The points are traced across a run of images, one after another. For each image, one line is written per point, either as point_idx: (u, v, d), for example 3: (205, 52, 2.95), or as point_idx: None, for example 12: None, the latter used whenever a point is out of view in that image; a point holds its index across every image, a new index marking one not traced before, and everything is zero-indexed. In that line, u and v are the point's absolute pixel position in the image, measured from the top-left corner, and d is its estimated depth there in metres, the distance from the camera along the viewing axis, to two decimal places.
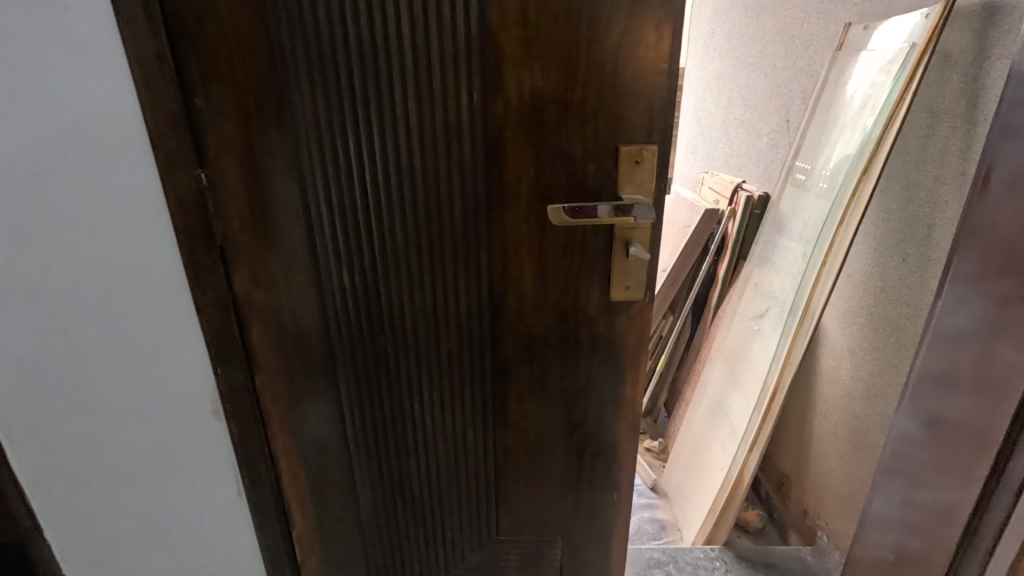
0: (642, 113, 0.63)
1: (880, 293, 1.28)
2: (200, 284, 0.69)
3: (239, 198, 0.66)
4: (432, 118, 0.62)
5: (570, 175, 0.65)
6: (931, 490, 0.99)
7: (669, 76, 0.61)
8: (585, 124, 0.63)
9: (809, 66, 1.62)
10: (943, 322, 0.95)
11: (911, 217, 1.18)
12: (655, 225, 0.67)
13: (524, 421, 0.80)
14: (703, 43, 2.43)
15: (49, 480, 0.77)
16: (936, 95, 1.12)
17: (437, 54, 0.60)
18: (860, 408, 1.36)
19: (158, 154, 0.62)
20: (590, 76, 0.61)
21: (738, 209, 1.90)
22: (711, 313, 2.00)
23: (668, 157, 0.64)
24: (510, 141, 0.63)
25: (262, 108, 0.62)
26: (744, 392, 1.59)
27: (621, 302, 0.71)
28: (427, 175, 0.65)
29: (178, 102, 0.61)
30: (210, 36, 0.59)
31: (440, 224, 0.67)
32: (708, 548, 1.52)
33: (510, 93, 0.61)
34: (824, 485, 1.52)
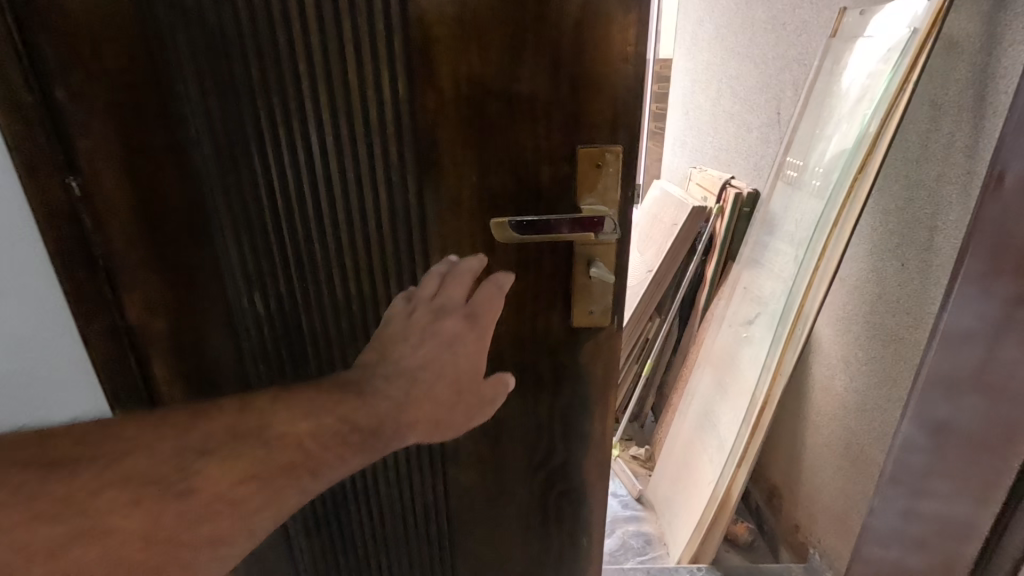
0: (604, 107, 0.52)
1: (876, 300, 1.19)
2: (86, 312, 0.59)
3: (123, 210, 0.56)
4: (352, 113, 0.52)
5: (520, 182, 0.55)
6: (924, 499, 0.94)
7: (637, 63, 0.51)
8: (537, 121, 0.52)
9: (801, 55, 1.52)
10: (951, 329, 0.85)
11: (910, 219, 1.09)
12: (623, 240, 0.57)
13: (479, 461, 0.70)
14: (692, 31, 2.33)
15: None
16: (938, 85, 1.03)
17: (353, 34, 0.49)
18: (854, 422, 1.28)
19: (18, 158, 0.52)
20: (540, 62, 0.50)
21: (727, 207, 1.81)
22: (699, 316, 1.91)
23: (636, 160, 0.54)
24: (447, 143, 0.53)
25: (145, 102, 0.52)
26: (732, 402, 1.50)
27: (586, 328, 0.61)
28: (349, 181, 0.55)
29: (36, 97, 0.51)
30: (70, 17, 0.49)
31: (366, 238, 0.57)
32: (694, 567, 1.44)
33: (443, 84, 0.51)
34: (817, 500, 1.44)
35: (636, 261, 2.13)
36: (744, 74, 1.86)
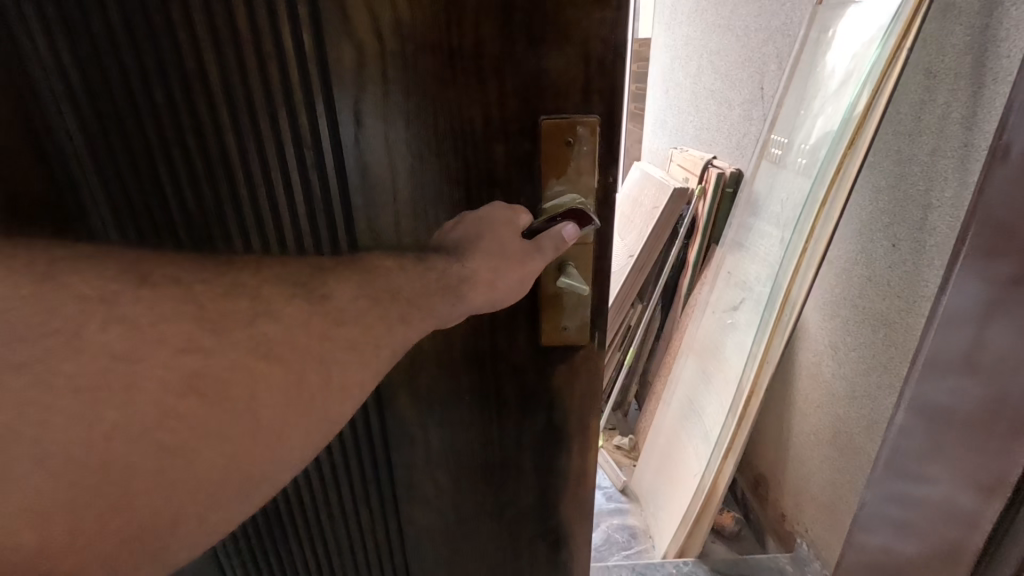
0: (568, 71, 0.46)
1: (866, 283, 1.13)
2: None
3: None
4: (254, 76, 0.47)
5: (470, 162, 0.49)
6: (924, 485, 0.88)
7: (613, 12, 0.45)
8: (487, 89, 0.47)
9: (785, 26, 1.45)
10: (958, 304, 0.78)
11: (902, 196, 1.03)
12: (602, 236, 0.51)
13: (435, 493, 0.67)
14: (670, 7, 2.24)
15: None
16: (934, 52, 0.96)
17: (253, 67, 0.47)
18: (843, 410, 1.23)
19: None
20: (486, 13, 0.44)
21: (708, 188, 1.74)
22: (681, 302, 1.85)
23: (615, 128, 0.48)
24: (370, 111, 0.48)
25: (0, 92, 0.48)
26: (716, 391, 1.45)
27: (560, 346, 0.56)
28: (256, 147, 0.50)
29: None
30: None
31: (264, 216, 0.53)
32: (681, 563, 1.43)
33: (368, 43, 0.46)
34: (803, 489, 1.41)
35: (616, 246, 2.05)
36: (724, 50, 1.78)
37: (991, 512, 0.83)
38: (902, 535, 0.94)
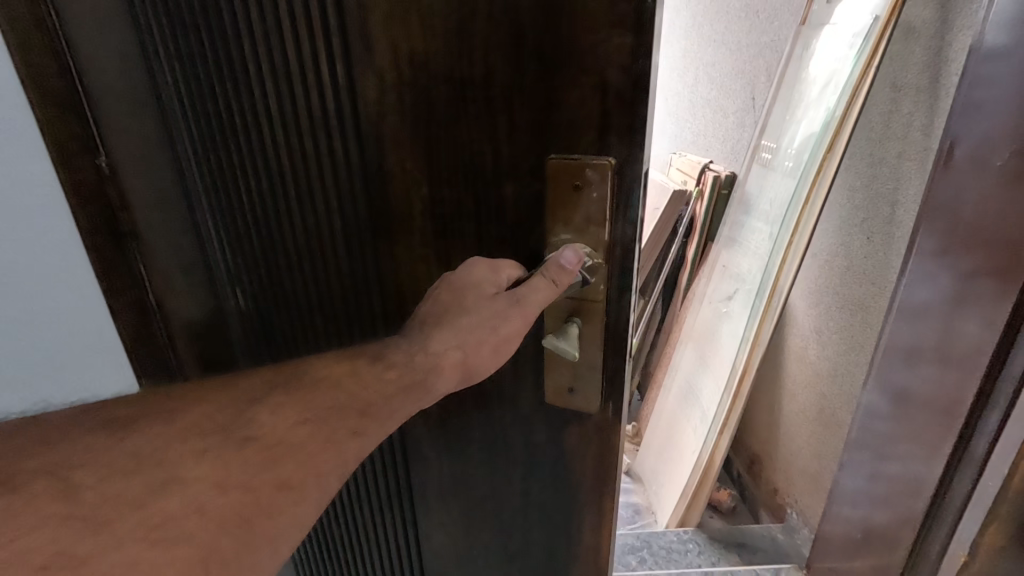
0: (581, 107, 0.50)
1: (845, 272, 1.27)
2: (115, 288, 0.76)
3: (139, 198, 0.70)
4: (307, 106, 0.58)
5: (478, 196, 0.57)
6: (894, 463, 1.02)
7: (632, 37, 0.46)
8: (496, 120, 0.53)
9: (773, 42, 1.60)
10: (906, 301, 0.95)
11: (875, 195, 1.17)
12: (613, 281, 0.56)
13: (448, 514, 0.80)
14: (669, 22, 2.40)
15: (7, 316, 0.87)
16: (899, 68, 1.11)
17: (303, 140, 0.60)
18: (827, 388, 1.36)
19: (55, 149, 0.68)
20: (491, 53, 0.50)
21: (705, 190, 1.88)
22: (681, 295, 2.00)
23: (622, 178, 0.52)
24: (391, 140, 0.57)
25: (147, 123, 0.65)
26: (712, 373, 1.59)
27: (573, 406, 0.63)
28: (309, 165, 0.61)
29: (78, 113, 0.66)
30: (94, 44, 0.62)
31: (322, 226, 0.64)
32: (680, 530, 1.55)
33: (386, 75, 0.54)
34: (792, 463, 1.54)
35: None
36: (718, 62, 1.93)
37: (932, 480, 0.93)
38: (870, 504, 1.08)
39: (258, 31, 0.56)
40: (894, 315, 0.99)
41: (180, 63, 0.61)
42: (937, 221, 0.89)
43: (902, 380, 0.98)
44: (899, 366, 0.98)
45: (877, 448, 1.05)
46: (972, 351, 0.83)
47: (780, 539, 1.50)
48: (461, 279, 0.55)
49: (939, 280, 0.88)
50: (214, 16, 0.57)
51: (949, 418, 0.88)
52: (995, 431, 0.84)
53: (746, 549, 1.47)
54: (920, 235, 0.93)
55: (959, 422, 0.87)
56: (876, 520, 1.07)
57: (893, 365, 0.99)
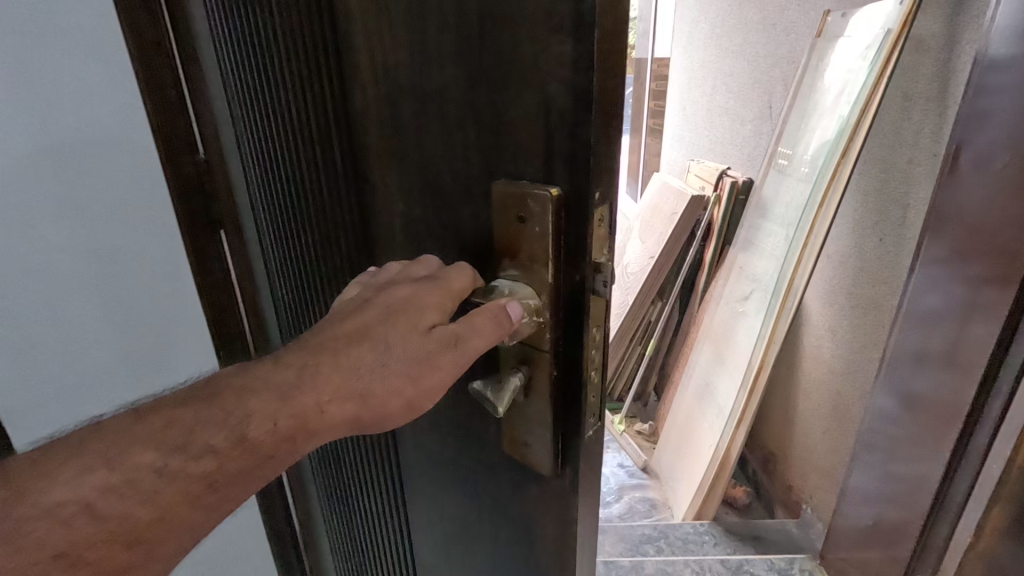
0: (528, 128, 0.41)
1: (858, 273, 1.33)
2: (201, 269, 0.82)
3: (221, 192, 0.78)
4: (316, 119, 0.58)
5: (444, 222, 0.50)
6: (904, 464, 1.06)
7: (573, 44, 0.36)
8: (454, 137, 0.45)
9: (790, 53, 1.66)
10: (913, 307, 1.01)
11: (887, 199, 1.23)
12: (563, 331, 0.44)
13: (431, 538, 0.70)
14: (689, 34, 2.49)
15: (66, 308, 0.81)
16: (910, 79, 1.17)
17: (316, 152, 0.60)
18: (840, 385, 1.42)
19: (160, 142, 0.74)
20: (444, 62, 0.43)
21: (723, 195, 1.94)
22: (698, 296, 2.06)
23: (574, 207, 0.40)
24: (376, 159, 0.53)
25: (215, 130, 0.74)
26: (729, 372, 1.64)
27: (526, 462, 0.51)
28: (321, 176, 0.61)
29: (180, 114, 0.74)
30: (194, 56, 0.71)
31: (338, 238, 0.62)
32: (698, 523, 1.60)
33: (365, 78, 0.49)
34: (808, 460, 1.58)
35: (638, 248, 2.34)
36: (736, 72, 2.00)
37: (934, 475, 0.99)
38: (881, 500, 1.13)
39: (281, 45, 0.58)
40: (901, 320, 1.05)
41: (232, 77, 0.67)
42: (944, 228, 0.95)
43: (910, 381, 1.03)
44: (908, 367, 1.03)
45: (886, 449, 1.10)
46: (973, 351, 0.89)
47: (795, 533, 1.53)
48: (396, 296, 0.45)
49: (944, 285, 0.95)
50: (246, 24, 0.61)
51: (953, 416, 0.94)
52: (999, 422, 0.89)
53: (761, 542, 1.51)
54: (925, 244, 0.99)
55: (957, 426, 0.93)
56: (886, 516, 1.12)
57: (902, 367, 1.04)
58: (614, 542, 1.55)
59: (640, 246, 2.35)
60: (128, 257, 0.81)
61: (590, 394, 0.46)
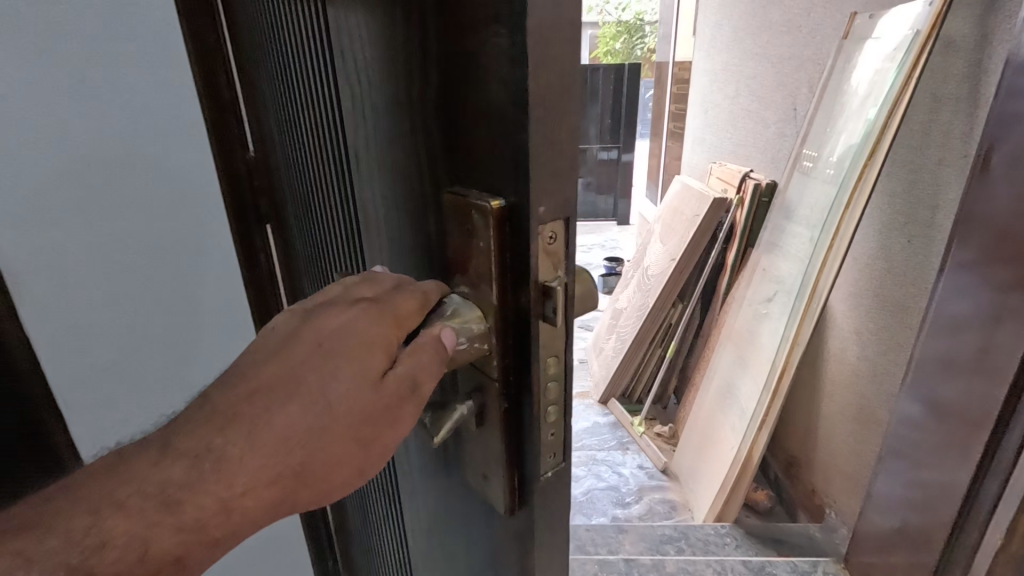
0: (477, 131, 0.37)
1: (884, 275, 1.32)
2: (249, 262, 0.84)
3: (264, 187, 0.79)
4: (321, 121, 0.57)
5: (416, 229, 0.46)
6: (930, 471, 1.05)
7: (508, 37, 0.32)
8: (418, 141, 0.42)
9: (815, 55, 1.66)
10: (940, 315, 1.01)
11: (915, 200, 1.22)
12: (513, 358, 0.40)
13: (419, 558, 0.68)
14: (711, 37, 2.50)
15: (108, 304, 0.82)
16: (939, 80, 1.16)
17: (325, 153, 0.59)
18: (866, 389, 1.40)
19: (213, 139, 0.77)
20: (402, 63, 0.40)
21: (746, 197, 1.94)
22: (720, 299, 2.06)
23: (517, 222, 0.36)
24: (362, 162, 0.51)
25: (259, 126, 0.74)
26: (752, 374, 1.64)
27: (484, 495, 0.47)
28: (331, 177, 0.59)
29: (233, 112, 0.76)
30: (241, 54, 0.72)
31: (348, 240, 0.61)
32: (719, 525, 1.59)
33: (348, 78, 0.47)
34: (832, 464, 1.57)
35: (660, 251, 2.34)
36: (759, 75, 2.00)
37: (961, 482, 0.98)
38: (906, 507, 1.12)
39: (293, 47, 0.58)
40: (928, 328, 1.05)
41: (267, 76, 0.68)
42: (971, 234, 0.95)
43: (936, 387, 1.03)
44: (934, 373, 1.03)
45: (911, 456, 1.10)
46: (1001, 358, 0.89)
47: (818, 537, 1.52)
48: (330, 324, 0.40)
49: (971, 292, 0.95)
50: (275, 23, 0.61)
51: (980, 422, 0.93)
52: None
53: (784, 545, 1.49)
54: (953, 251, 0.99)
55: (985, 431, 0.93)
56: (911, 522, 1.11)
57: (929, 373, 1.04)
58: (634, 541, 1.55)
59: (661, 248, 2.35)
60: (170, 246, 0.82)
61: (546, 429, 0.41)
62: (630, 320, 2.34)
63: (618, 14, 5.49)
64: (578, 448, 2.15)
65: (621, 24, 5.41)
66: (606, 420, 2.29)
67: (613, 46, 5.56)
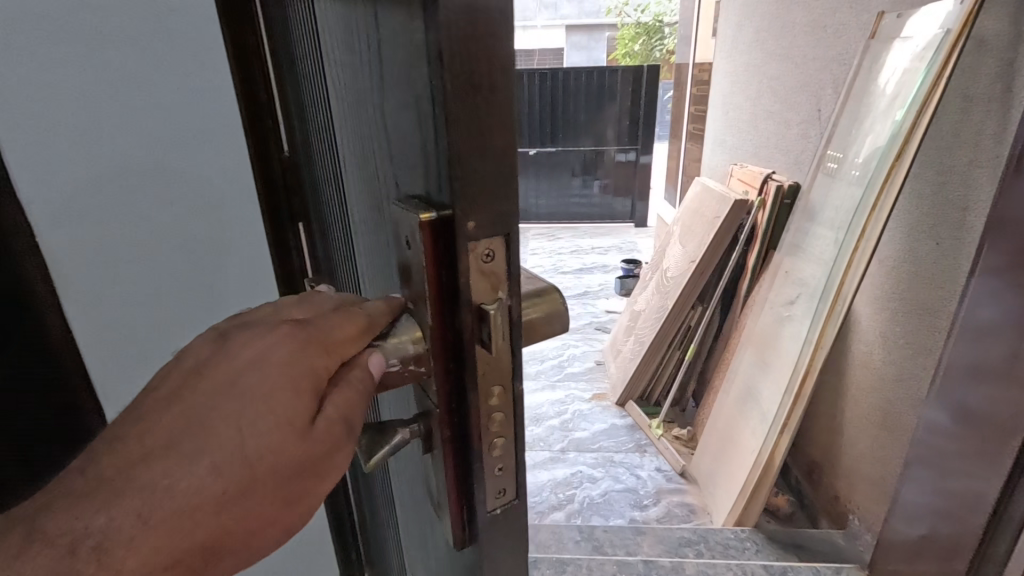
0: (415, 135, 0.32)
1: (912, 277, 1.30)
2: (283, 260, 0.83)
3: (293, 185, 0.77)
4: (327, 125, 0.56)
5: (386, 239, 0.43)
6: (958, 479, 1.03)
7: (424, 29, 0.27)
8: (385, 145, 0.39)
9: (840, 55, 1.64)
10: (968, 320, 1.00)
11: (945, 201, 1.20)
12: (451, 390, 0.35)
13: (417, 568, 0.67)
14: (732, 38, 2.48)
15: (130, 260, 0.80)
16: (971, 80, 1.14)
17: (332, 157, 0.58)
18: (892, 393, 1.38)
19: (250, 135, 0.75)
20: (369, 61, 0.37)
21: (768, 199, 1.92)
22: (740, 302, 2.04)
23: (445, 243, 0.31)
24: (357, 166, 0.49)
25: (290, 124, 0.72)
26: (774, 377, 1.62)
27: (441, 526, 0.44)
28: (336, 181, 0.59)
29: (265, 109, 0.74)
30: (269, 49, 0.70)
31: (351, 243, 0.59)
32: (738, 529, 1.58)
33: (341, 77, 0.45)
34: (856, 469, 1.54)
35: (679, 253, 2.33)
36: (782, 76, 1.99)
37: (992, 490, 0.96)
38: (933, 516, 1.10)
39: (305, 51, 0.58)
40: (955, 333, 1.03)
41: (291, 73, 0.66)
42: (1003, 238, 0.93)
43: (964, 394, 1.01)
44: (963, 379, 1.01)
45: (937, 463, 1.08)
46: None
47: (841, 544, 1.51)
48: (244, 352, 0.37)
49: (1003, 297, 0.93)
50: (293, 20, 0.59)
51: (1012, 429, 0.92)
52: None
53: (805, 551, 1.48)
54: (983, 255, 0.97)
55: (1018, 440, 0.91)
56: (938, 531, 1.09)
57: (957, 379, 1.02)
58: (652, 543, 1.54)
59: (680, 250, 2.34)
60: (196, 207, 0.80)
61: (494, 464, 0.37)
62: (649, 322, 2.33)
63: (637, 15, 5.47)
64: (596, 449, 2.15)
65: (640, 25, 5.40)
66: (623, 422, 2.28)
67: (631, 48, 5.54)
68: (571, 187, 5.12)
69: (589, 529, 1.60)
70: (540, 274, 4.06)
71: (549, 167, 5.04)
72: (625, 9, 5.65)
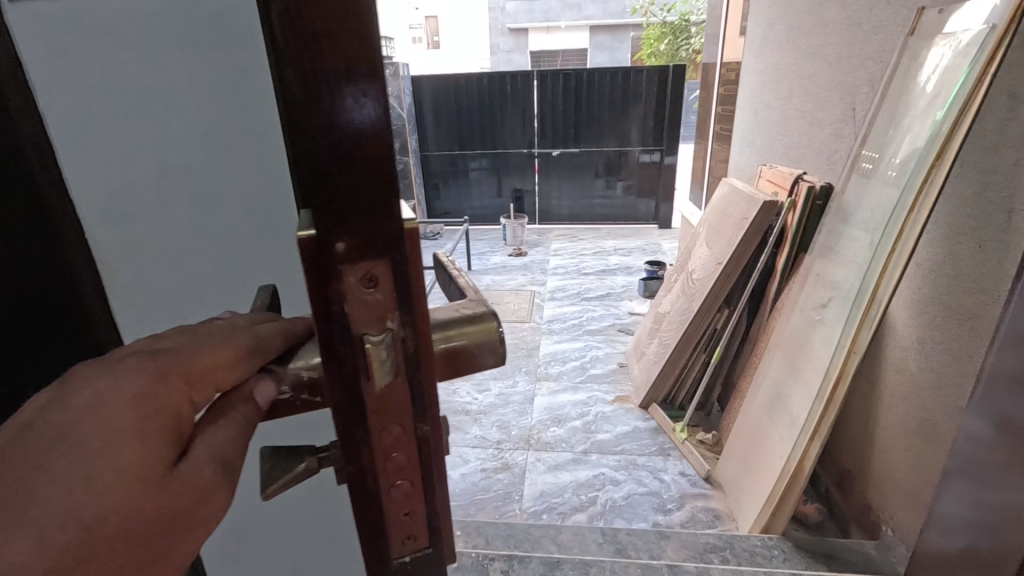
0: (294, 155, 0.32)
1: (952, 281, 1.26)
2: None
3: None
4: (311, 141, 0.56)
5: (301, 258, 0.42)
6: (1000, 493, 0.99)
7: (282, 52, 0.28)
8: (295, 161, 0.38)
9: (877, 52, 1.59)
10: (1014, 327, 0.96)
11: (988, 203, 1.16)
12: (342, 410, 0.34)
13: None
14: (763, 36, 2.44)
15: (151, 233, 0.82)
16: (1017, 77, 1.10)
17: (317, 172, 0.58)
18: (928, 401, 1.34)
19: None
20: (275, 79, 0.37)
21: (799, 200, 1.88)
22: (768, 305, 2.00)
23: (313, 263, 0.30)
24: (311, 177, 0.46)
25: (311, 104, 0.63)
26: (805, 382, 1.58)
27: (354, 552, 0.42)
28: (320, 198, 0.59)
29: None
30: None
31: None
32: (766, 536, 1.54)
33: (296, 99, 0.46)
34: (889, 479, 1.50)
35: (706, 254, 2.30)
36: (815, 74, 1.94)
37: None
38: (973, 530, 1.06)
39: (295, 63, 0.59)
40: (999, 340, 0.99)
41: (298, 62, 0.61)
42: None
43: (1007, 403, 0.97)
44: (1006, 389, 0.97)
45: (977, 475, 1.04)
46: None
47: (874, 555, 1.45)
48: (88, 396, 0.37)
49: None
50: None
51: None
52: None
53: (835, 561, 1.42)
54: None
55: None
56: (978, 545, 1.05)
57: (1001, 388, 0.98)
58: (676, 547, 1.51)
59: (707, 252, 2.31)
60: (212, 193, 0.80)
61: (397, 477, 0.38)
62: (674, 324, 2.31)
63: (664, 14, 5.40)
64: (618, 451, 2.13)
65: (666, 24, 5.34)
66: (646, 425, 2.26)
67: (657, 47, 5.49)
68: (594, 187, 5.10)
69: (613, 532, 1.59)
70: (563, 274, 4.04)
71: (573, 167, 5.02)
72: (651, 8, 5.58)
